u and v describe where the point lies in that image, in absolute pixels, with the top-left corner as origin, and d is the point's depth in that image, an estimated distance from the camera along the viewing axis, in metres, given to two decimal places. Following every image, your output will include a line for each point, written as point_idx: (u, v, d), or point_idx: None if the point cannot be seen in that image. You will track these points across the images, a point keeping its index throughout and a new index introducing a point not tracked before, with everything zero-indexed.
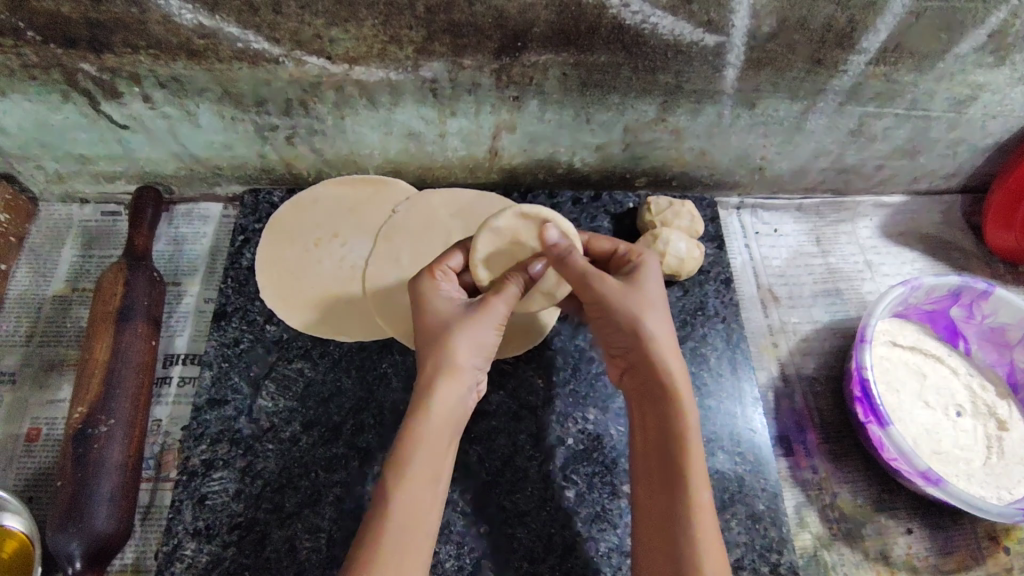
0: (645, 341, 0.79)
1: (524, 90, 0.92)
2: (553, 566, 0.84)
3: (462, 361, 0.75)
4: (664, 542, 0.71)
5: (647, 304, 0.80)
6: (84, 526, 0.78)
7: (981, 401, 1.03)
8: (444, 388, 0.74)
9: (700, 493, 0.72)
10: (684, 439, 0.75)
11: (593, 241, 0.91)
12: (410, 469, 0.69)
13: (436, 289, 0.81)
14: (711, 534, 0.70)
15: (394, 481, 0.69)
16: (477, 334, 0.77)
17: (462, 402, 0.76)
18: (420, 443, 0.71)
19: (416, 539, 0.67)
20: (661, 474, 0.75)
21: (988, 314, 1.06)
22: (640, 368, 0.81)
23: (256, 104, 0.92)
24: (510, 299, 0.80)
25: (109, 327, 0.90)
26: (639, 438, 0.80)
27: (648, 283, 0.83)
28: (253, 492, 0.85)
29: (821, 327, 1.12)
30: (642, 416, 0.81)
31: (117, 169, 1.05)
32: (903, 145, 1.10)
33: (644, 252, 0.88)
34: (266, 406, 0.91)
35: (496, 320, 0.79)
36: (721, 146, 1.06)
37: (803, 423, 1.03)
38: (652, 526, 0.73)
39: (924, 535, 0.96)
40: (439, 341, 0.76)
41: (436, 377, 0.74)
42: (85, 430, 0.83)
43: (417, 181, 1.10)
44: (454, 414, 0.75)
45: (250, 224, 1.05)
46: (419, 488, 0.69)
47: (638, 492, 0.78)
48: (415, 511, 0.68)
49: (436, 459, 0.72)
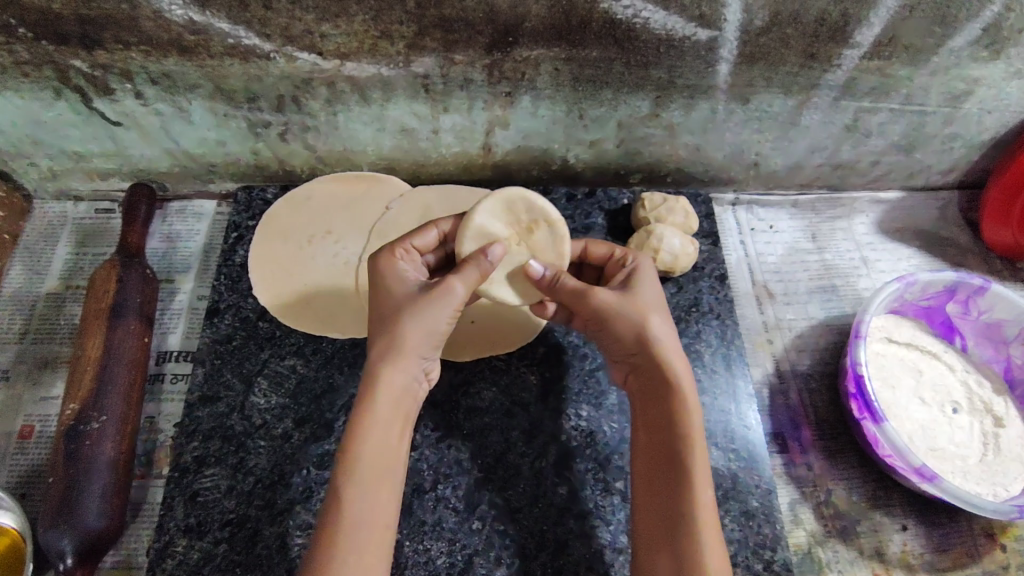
0: (648, 343, 0.79)
1: (516, 85, 0.92)
2: (546, 563, 0.83)
3: (408, 347, 0.74)
4: (669, 543, 0.71)
5: (647, 306, 0.81)
6: (75, 523, 0.78)
7: (977, 398, 1.02)
8: (388, 375, 0.73)
9: (703, 494, 0.72)
10: (689, 443, 0.74)
11: (590, 249, 0.91)
12: (360, 463, 0.69)
13: (393, 260, 0.79)
14: (714, 536, 0.70)
15: (345, 475, 0.68)
16: (431, 321, 0.75)
17: (408, 388, 0.75)
18: (370, 436, 0.71)
19: (375, 534, 0.67)
20: (664, 476, 0.75)
21: (984, 310, 1.05)
22: (646, 371, 0.81)
23: (248, 100, 0.92)
24: (468, 279, 0.77)
25: (101, 323, 0.89)
26: (643, 445, 0.80)
27: (645, 284, 0.83)
28: (245, 489, 0.85)
29: (817, 324, 1.11)
30: (646, 420, 0.80)
31: (111, 166, 1.05)
32: (898, 141, 1.10)
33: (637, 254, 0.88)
34: (259, 403, 0.90)
35: (452, 305, 0.76)
36: (715, 141, 1.06)
37: (799, 420, 1.03)
38: (655, 526, 0.73)
39: (920, 532, 0.95)
40: (391, 323, 0.75)
41: (381, 365, 0.73)
42: (77, 426, 0.83)
43: (411, 178, 1.10)
44: (399, 403, 0.74)
45: (244, 222, 1.05)
46: (370, 481, 0.69)
47: (641, 494, 0.78)
48: (369, 503, 0.68)
49: (386, 452, 0.71)
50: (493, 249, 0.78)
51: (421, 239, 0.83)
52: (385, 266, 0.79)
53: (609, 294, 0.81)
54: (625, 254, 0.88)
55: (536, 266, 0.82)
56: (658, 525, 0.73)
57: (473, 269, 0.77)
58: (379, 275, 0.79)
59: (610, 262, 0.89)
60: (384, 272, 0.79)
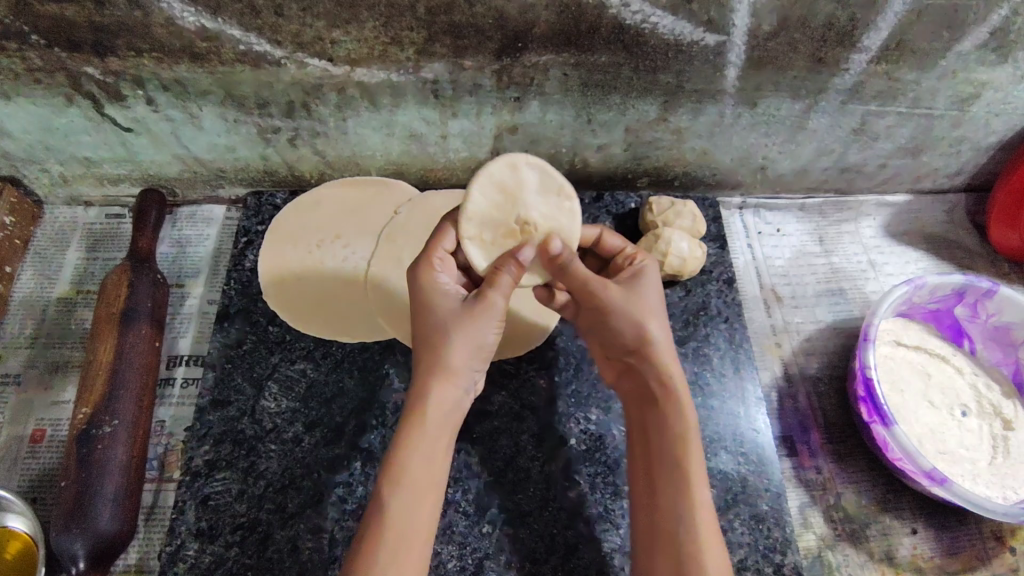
0: (646, 344, 0.81)
1: (525, 90, 0.92)
2: (556, 566, 0.84)
3: (457, 363, 0.76)
4: (665, 540, 0.73)
5: (649, 310, 0.82)
6: (88, 527, 0.79)
7: (985, 401, 1.03)
8: (438, 390, 0.75)
9: (698, 491, 0.74)
10: (685, 443, 0.77)
11: (605, 237, 0.90)
12: (406, 476, 0.70)
13: (431, 276, 0.78)
14: (709, 530, 0.72)
15: (391, 488, 0.70)
16: (476, 335, 0.76)
17: (458, 405, 0.77)
18: (420, 449, 0.72)
19: (416, 547, 0.68)
20: (658, 469, 0.77)
21: (993, 313, 1.06)
22: (640, 371, 0.83)
23: (258, 106, 0.92)
24: (506, 291, 0.77)
25: (113, 328, 0.90)
26: (639, 442, 0.82)
27: (648, 287, 0.84)
28: (256, 493, 0.85)
29: (825, 327, 1.11)
30: (639, 416, 0.83)
31: (122, 172, 1.06)
32: (905, 144, 1.10)
33: (643, 255, 0.89)
34: (269, 407, 0.91)
35: (495, 318, 0.77)
36: (723, 145, 1.06)
37: (807, 423, 1.03)
38: (648, 521, 0.76)
39: (930, 535, 0.95)
40: (434, 339, 0.76)
41: (432, 380, 0.75)
42: (89, 430, 0.83)
43: (420, 182, 1.11)
44: (448, 418, 0.75)
45: (253, 227, 1.05)
46: (417, 494, 0.70)
47: (637, 489, 0.80)
48: (416, 514, 0.69)
49: (431, 465, 0.72)
50: (524, 253, 0.76)
51: (446, 241, 0.81)
52: (421, 281, 0.78)
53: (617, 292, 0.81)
54: (633, 253, 0.89)
55: (555, 244, 0.78)
56: (654, 519, 0.75)
57: (506, 278, 0.76)
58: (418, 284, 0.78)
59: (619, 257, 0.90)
60: (420, 285, 0.78)
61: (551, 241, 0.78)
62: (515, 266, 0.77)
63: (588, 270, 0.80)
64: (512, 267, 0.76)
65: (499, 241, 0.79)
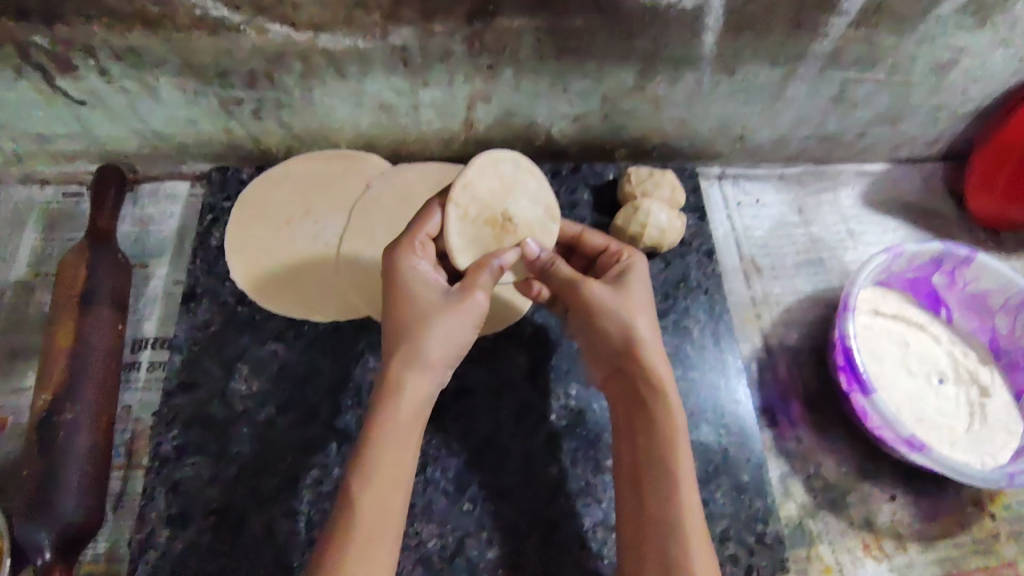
0: (634, 344, 0.80)
1: (498, 57, 0.89)
2: (538, 542, 0.83)
3: (435, 356, 0.75)
4: (654, 543, 0.71)
5: (637, 306, 0.82)
6: (50, 516, 0.76)
7: (962, 368, 1.04)
8: (413, 381, 0.74)
9: (687, 493, 0.73)
10: (674, 442, 0.76)
11: (586, 236, 0.92)
12: (376, 469, 0.69)
13: (413, 262, 0.79)
14: (699, 534, 0.71)
15: (360, 480, 0.68)
16: (457, 330, 0.76)
17: (430, 397, 0.75)
18: (390, 444, 0.70)
19: (384, 543, 0.66)
20: (646, 470, 0.76)
21: (970, 281, 1.06)
22: (629, 371, 0.82)
23: (219, 75, 0.88)
24: (487, 288, 0.79)
25: (73, 310, 0.86)
26: (628, 445, 0.80)
27: (636, 285, 0.84)
28: (228, 477, 0.83)
29: (804, 297, 1.11)
30: (627, 418, 0.82)
31: (78, 148, 1.01)
32: (884, 112, 1.09)
33: (633, 250, 0.89)
34: (240, 389, 0.88)
35: (477, 316, 0.78)
36: (701, 114, 1.04)
37: (788, 393, 1.02)
38: (634, 524, 0.74)
39: (908, 501, 0.96)
40: (414, 330, 0.75)
41: (406, 371, 0.73)
42: (49, 416, 0.80)
43: (392, 156, 1.07)
44: (421, 408, 0.74)
45: (219, 203, 1.01)
46: (387, 487, 0.69)
47: (623, 491, 0.78)
48: (383, 513, 0.68)
49: (402, 460, 0.71)
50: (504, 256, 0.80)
51: (430, 225, 0.81)
52: (403, 264, 0.79)
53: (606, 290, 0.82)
54: (621, 251, 0.89)
55: (533, 246, 0.83)
56: (641, 522, 0.74)
57: (487, 278, 0.78)
58: (400, 270, 0.78)
59: (605, 254, 0.90)
60: (403, 272, 0.78)
61: (529, 245, 0.83)
62: (497, 267, 0.79)
63: (570, 271, 0.83)
64: (493, 267, 0.79)
65: (480, 222, 0.83)
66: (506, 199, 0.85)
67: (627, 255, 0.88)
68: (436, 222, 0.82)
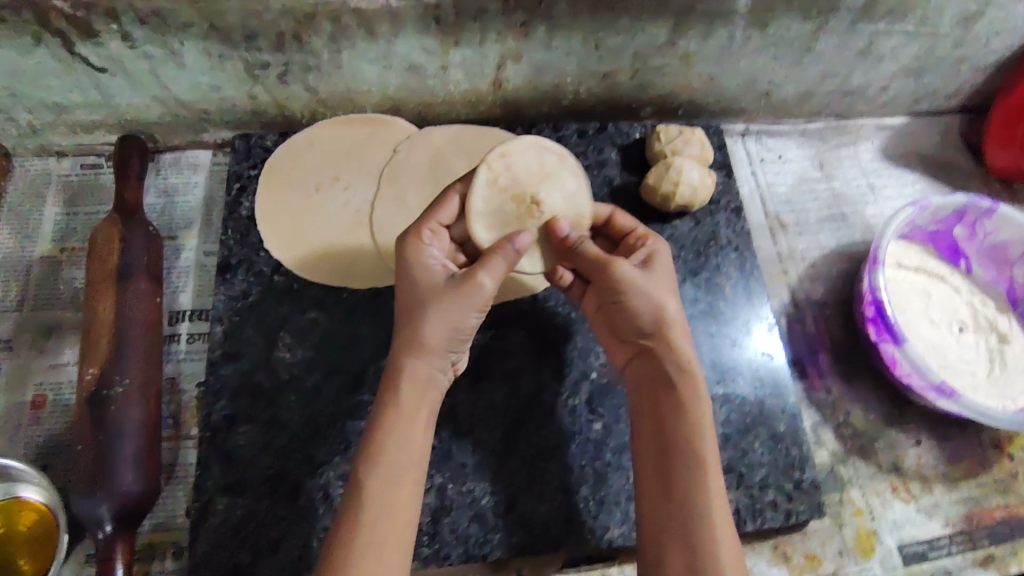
0: (662, 328, 0.80)
1: (532, 14, 0.88)
2: (587, 496, 0.86)
3: (434, 341, 0.75)
4: (681, 530, 0.71)
5: (665, 290, 0.82)
6: (111, 490, 0.76)
7: (982, 317, 1.07)
8: (412, 367, 0.74)
9: (713, 479, 0.73)
10: (701, 427, 0.76)
11: (617, 217, 0.90)
12: (384, 454, 0.69)
13: (423, 248, 0.79)
14: (725, 521, 0.71)
15: (366, 465, 0.69)
16: (456, 315, 0.75)
17: (433, 382, 0.76)
18: (396, 429, 0.71)
19: (397, 529, 0.66)
20: (672, 454, 0.75)
21: (991, 232, 1.08)
22: (654, 354, 0.81)
23: (246, 39, 0.86)
24: (495, 272, 0.76)
25: (111, 285, 0.85)
26: (650, 428, 0.79)
27: (662, 270, 0.84)
28: (281, 444, 0.84)
29: (829, 252, 1.12)
30: (648, 400, 0.81)
31: (96, 118, 0.98)
32: (908, 65, 1.09)
33: (657, 235, 0.87)
34: (285, 358, 0.89)
35: (479, 301, 0.76)
36: (730, 70, 1.04)
37: (816, 345, 1.05)
38: (659, 508, 0.74)
39: (932, 446, 1.00)
40: (415, 313, 0.76)
41: (408, 356, 0.74)
42: (100, 391, 0.80)
43: (417, 120, 1.05)
44: (424, 395, 0.75)
45: (245, 171, 0.99)
46: (395, 472, 0.69)
47: (646, 474, 0.77)
48: (388, 498, 0.67)
49: (409, 447, 0.71)
50: (520, 237, 0.76)
51: (445, 212, 0.82)
52: (410, 249, 0.78)
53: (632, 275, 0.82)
54: (645, 235, 0.87)
55: (562, 224, 0.82)
56: (667, 507, 0.73)
57: (499, 262, 0.76)
58: (408, 256, 0.78)
59: (628, 238, 0.88)
60: (410, 257, 0.78)
61: (557, 223, 0.82)
62: (511, 254, 0.76)
63: (599, 251, 0.81)
64: (508, 249, 0.76)
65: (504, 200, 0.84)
66: (540, 184, 0.85)
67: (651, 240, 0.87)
68: (451, 210, 0.82)
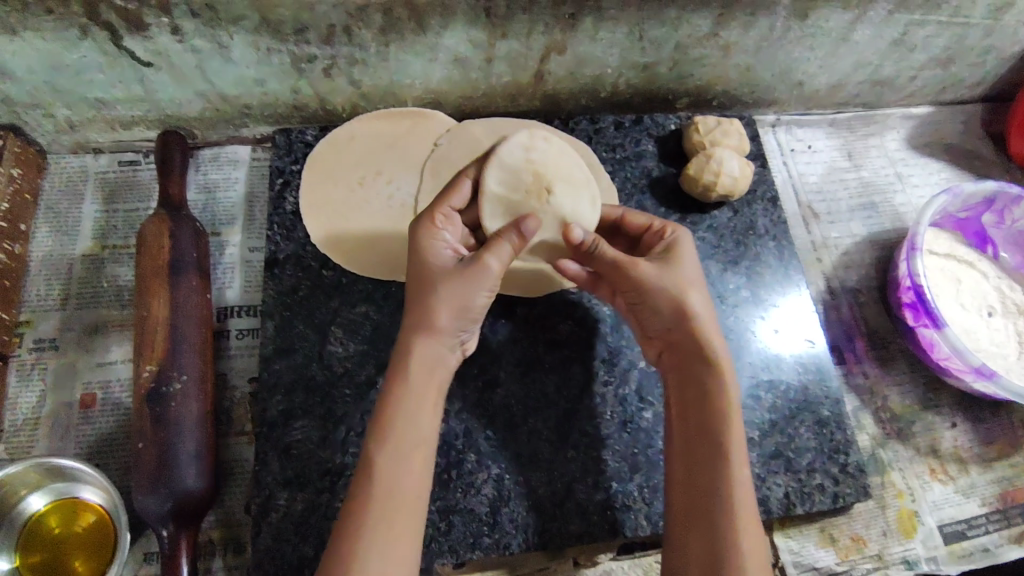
0: (688, 318, 0.78)
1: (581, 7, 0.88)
2: (641, 483, 0.87)
3: (442, 321, 0.73)
4: (703, 521, 0.68)
5: (688, 280, 0.79)
6: (174, 487, 0.76)
7: (1010, 302, 1.08)
8: (420, 346, 0.72)
9: (738, 468, 0.70)
10: (726, 415, 0.73)
11: (628, 217, 0.89)
12: (394, 432, 0.68)
13: (434, 230, 0.76)
14: (749, 512, 0.68)
15: (377, 443, 0.67)
16: (465, 296, 0.74)
17: (442, 360, 0.74)
18: (406, 405, 0.69)
19: (404, 511, 0.64)
20: (698, 446, 0.73)
21: (1019, 219, 1.11)
22: (681, 347, 0.79)
23: (296, 32, 0.85)
24: (503, 256, 0.76)
25: (164, 281, 0.84)
26: (677, 421, 0.78)
27: (685, 258, 0.81)
28: (338, 438, 0.84)
29: (860, 241, 1.14)
30: (677, 394, 0.79)
31: (137, 114, 0.97)
32: (939, 55, 1.11)
33: (678, 225, 0.86)
34: (337, 351, 0.89)
35: (488, 282, 0.75)
36: (767, 61, 1.05)
37: (852, 332, 1.07)
38: (684, 500, 0.71)
39: (967, 428, 1.02)
40: (422, 291, 0.74)
41: (415, 335, 0.73)
42: (158, 388, 0.79)
43: (456, 113, 1.05)
44: (433, 372, 0.73)
45: (287, 166, 0.99)
46: (405, 450, 0.67)
47: (673, 467, 0.75)
48: (395, 475, 0.66)
49: (420, 425, 0.69)
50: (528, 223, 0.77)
51: (456, 196, 0.80)
52: (422, 234, 0.76)
53: (652, 267, 0.79)
54: (664, 226, 0.86)
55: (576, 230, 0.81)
56: (691, 497, 0.71)
57: (506, 245, 0.76)
58: (420, 236, 0.76)
59: (648, 232, 0.87)
60: (420, 239, 0.76)
61: (574, 229, 0.81)
62: (515, 238, 0.77)
63: (614, 252, 0.80)
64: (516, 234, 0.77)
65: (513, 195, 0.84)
66: (557, 179, 0.87)
67: (672, 230, 0.85)
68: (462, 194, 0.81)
